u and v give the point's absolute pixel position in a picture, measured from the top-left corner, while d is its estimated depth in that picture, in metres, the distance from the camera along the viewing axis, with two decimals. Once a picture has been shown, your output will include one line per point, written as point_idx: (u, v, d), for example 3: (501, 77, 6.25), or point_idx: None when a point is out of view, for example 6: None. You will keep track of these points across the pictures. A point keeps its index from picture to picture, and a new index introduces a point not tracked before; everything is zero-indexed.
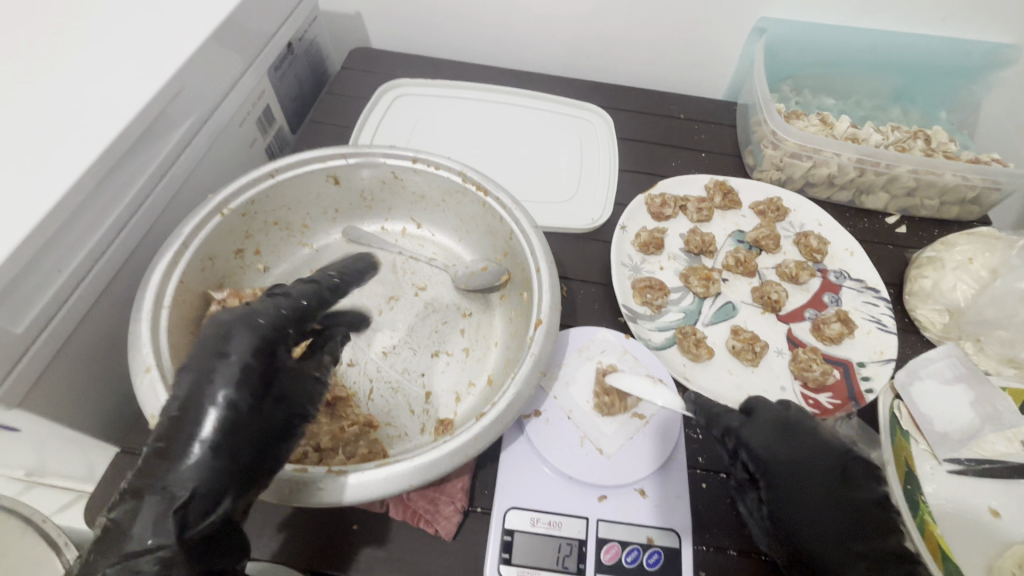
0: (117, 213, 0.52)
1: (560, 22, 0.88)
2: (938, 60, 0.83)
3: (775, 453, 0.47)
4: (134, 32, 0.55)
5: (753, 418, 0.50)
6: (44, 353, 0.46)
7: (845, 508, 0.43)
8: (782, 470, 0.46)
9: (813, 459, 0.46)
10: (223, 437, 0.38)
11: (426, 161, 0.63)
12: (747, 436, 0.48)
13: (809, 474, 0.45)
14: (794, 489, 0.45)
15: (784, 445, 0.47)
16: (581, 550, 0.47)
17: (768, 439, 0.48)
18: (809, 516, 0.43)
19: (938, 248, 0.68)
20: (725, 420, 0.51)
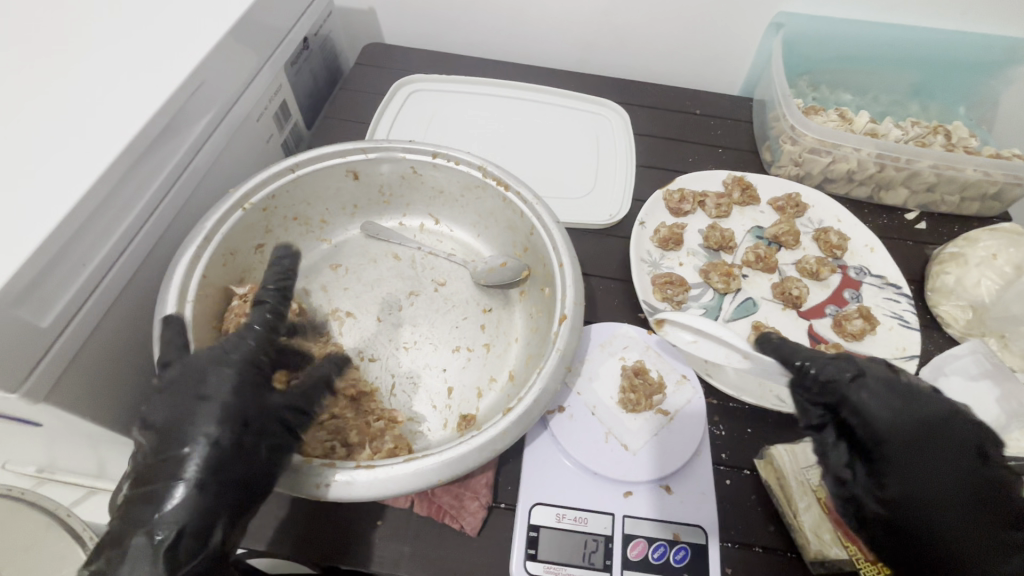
0: (140, 209, 0.52)
1: (575, 17, 0.87)
2: (957, 54, 0.82)
3: (902, 419, 0.42)
4: (156, 27, 0.55)
5: (868, 377, 0.45)
6: (69, 347, 0.46)
7: (971, 487, 0.39)
8: (904, 439, 0.41)
9: (942, 429, 0.41)
10: (204, 477, 0.40)
11: (446, 156, 0.63)
12: (862, 399, 0.43)
13: (936, 446, 0.41)
14: (919, 460, 0.40)
15: (907, 409, 0.42)
16: (607, 546, 0.47)
17: (888, 405, 0.43)
18: (935, 492, 0.39)
19: (961, 244, 0.67)
20: (835, 378, 0.45)
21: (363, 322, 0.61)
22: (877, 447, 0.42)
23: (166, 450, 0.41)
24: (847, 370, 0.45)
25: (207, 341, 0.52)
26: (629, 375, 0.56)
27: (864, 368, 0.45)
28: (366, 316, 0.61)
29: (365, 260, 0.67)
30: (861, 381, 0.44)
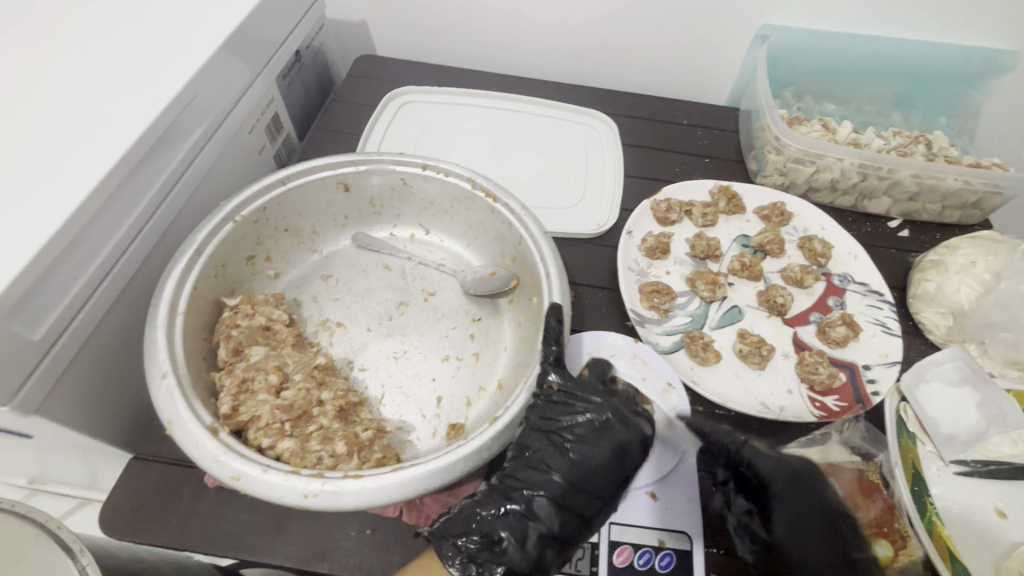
0: (131, 223, 0.52)
1: (565, 29, 0.89)
2: (938, 66, 0.84)
3: (782, 470, 0.47)
4: (154, 41, 0.56)
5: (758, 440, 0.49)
6: (61, 358, 0.47)
7: (832, 538, 0.43)
8: (778, 494, 0.46)
9: (811, 485, 0.46)
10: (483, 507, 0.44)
11: (435, 168, 0.64)
12: (754, 456, 0.48)
13: (805, 502, 0.45)
14: (788, 512, 0.45)
15: (775, 467, 0.47)
16: (593, 553, 0.48)
17: (774, 462, 0.47)
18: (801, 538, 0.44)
19: (941, 252, 0.68)
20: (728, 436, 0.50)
21: (354, 332, 0.61)
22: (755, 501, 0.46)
23: (540, 479, 0.47)
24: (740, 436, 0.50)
25: (197, 352, 0.53)
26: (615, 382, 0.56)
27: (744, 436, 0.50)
28: (356, 327, 0.62)
29: (355, 270, 0.67)
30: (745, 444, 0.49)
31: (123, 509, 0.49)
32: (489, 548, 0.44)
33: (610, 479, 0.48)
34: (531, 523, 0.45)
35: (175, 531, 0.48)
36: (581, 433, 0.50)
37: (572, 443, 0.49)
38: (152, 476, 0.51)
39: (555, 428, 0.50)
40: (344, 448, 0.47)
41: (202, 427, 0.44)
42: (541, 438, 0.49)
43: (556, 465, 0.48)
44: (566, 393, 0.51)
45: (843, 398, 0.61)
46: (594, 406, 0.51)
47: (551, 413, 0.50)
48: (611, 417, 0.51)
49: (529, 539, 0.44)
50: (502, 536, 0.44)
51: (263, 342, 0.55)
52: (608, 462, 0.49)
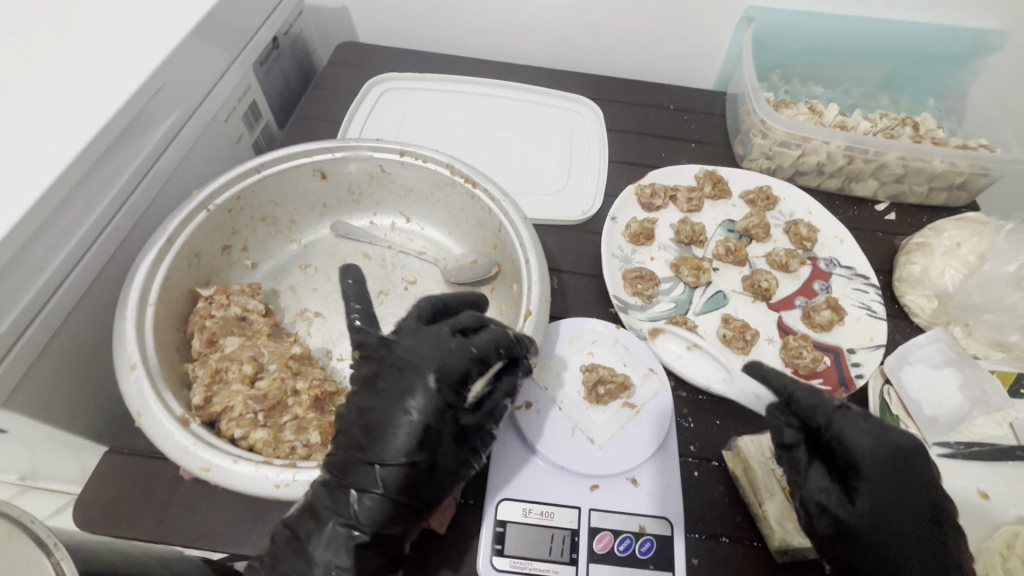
0: (98, 214, 0.51)
1: (549, 13, 0.87)
2: (927, 47, 0.83)
3: (883, 450, 0.43)
4: (127, 23, 0.55)
5: (852, 409, 0.45)
6: (29, 350, 0.46)
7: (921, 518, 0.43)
8: (880, 467, 0.43)
9: (914, 465, 0.44)
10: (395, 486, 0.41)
11: (413, 154, 0.64)
12: (852, 432, 0.44)
13: (906, 476, 0.43)
14: (893, 489, 0.43)
15: (884, 437, 0.44)
16: (573, 540, 0.47)
17: (872, 440, 0.43)
18: (898, 514, 0.43)
19: (927, 235, 0.68)
20: (823, 409, 0.45)
21: (333, 322, 0.61)
22: (857, 473, 0.43)
23: (363, 443, 0.42)
24: (834, 403, 0.45)
25: (171, 343, 0.52)
26: (599, 369, 0.55)
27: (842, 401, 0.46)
28: (335, 316, 0.61)
29: (334, 260, 0.66)
30: (845, 413, 0.45)
31: (98, 503, 0.49)
32: (319, 517, 0.41)
33: (433, 438, 0.42)
34: (356, 486, 0.41)
35: (151, 524, 0.48)
36: (408, 392, 0.43)
37: (401, 400, 0.43)
38: (127, 470, 0.51)
39: (372, 392, 0.44)
40: (318, 437, 0.47)
41: (173, 419, 0.44)
42: (366, 401, 0.44)
43: (387, 427, 0.42)
44: (389, 355, 0.46)
45: (827, 381, 0.60)
46: (422, 352, 0.45)
47: (377, 378, 0.45)
48: (438, 362, 0.44)
49: (365, 509, 0.41)
50: (329, 502, 0.41)
51: (238, 332, 0.54)
52: (438, 416, 0.42)
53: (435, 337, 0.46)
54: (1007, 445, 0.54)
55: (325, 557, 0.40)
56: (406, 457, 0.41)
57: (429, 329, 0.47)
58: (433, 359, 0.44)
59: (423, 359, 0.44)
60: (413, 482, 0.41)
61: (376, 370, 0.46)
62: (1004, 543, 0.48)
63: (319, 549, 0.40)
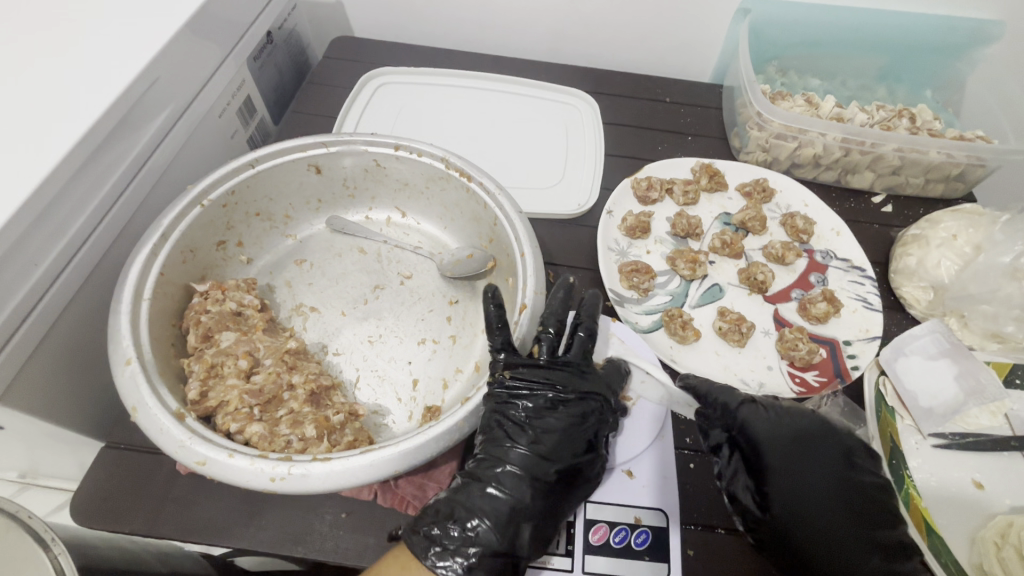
0: (91, 211, 0.51)
1: (544, 6, 0.86)
2: (923, 38, 0.82)
3: (779, 431, 0.48)
4: (119, 18, 0.55)
5: (754, 400, 0.50)
6: (23, 347, 0.46)
7: (843, 497, 0.46)
8: (784, 453, 0.47)
9: (819, 442, 0.48)
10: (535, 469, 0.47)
11: (408, 148, 0.63)
12: (751, 420, 0.49)
13: (823, 457, 0.47)
14: (803, 474, 0.46)
15: (788, 424, 0.49)
16: (569, 532, 0.48)
17: (770, 425, 0.49)
18: (811, 498, 0.46)
19: (923, 226, 0.68)
20: (725, 400, 0.50)
21: (329, 317, 0.61)
22: (762, 461, 0.47)
23: (541, 453, 0.47)
24: (738, 396, 0.51)
25: (166, 338, 0.52)
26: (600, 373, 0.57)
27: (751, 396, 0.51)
28: (331, 311, 0.61)
29: (330, 255, 0.66)
30: (751, 404, 0.50)
31: (95, 498, 0.49)
32: (496, 508, 0.45)
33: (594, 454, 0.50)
34: (527, 475, 0.46)
35: (147, 518, 0.48)
36: (585, 414, 0.50)
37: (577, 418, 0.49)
38: (122, 467, 0.51)
39: (541, 410, 0.49)
40: (314, 432, 0.47)
41: (168, 413, 0.44)
42: (535, 416, 0.49)
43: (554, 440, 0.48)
44: (559, 379, 0.50)
45: (823, 373, 0.61)
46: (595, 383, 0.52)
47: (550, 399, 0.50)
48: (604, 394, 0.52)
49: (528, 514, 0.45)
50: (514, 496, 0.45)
51: (234, 327, 0.54)
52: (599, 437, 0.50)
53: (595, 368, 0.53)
54: (1001, 435, 0.55)
55: (497, 541, 0.43)
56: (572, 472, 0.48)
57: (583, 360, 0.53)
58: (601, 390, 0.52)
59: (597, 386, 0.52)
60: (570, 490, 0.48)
61: (543, 392, 0.50)
62: (997, 532, 0.48)
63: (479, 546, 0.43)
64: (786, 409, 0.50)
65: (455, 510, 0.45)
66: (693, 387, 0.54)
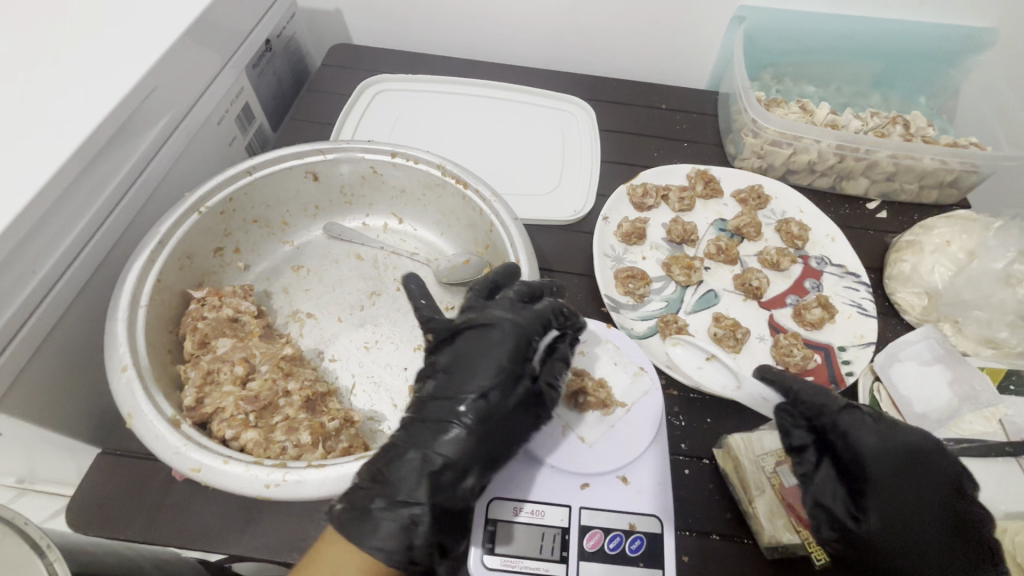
0: (89, 219, 0.51)
1: (540, 15, 0.87)
2: (917, 45, 0.83)
3: (890, 446, 0.42)
4: (120, 27, 0.55)
5: (857, 406, 0.44)
6: (20, 354, 0.46)
7: (949, 521, 0.42)
8: (889, 470, 0.42)
9: (930, 460, 0.43)
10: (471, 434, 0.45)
11: (405, 155, 0.64)
12: (857, 430, 0.43)
13: (926, 474, 0.42)
14: (907, 494, 0.42)
15: (893, 435, 0.43)
16: (563, 538, 0.47)
17: (878, 437, 0.43)
18: (916, 517, 0.41)
19: (917, 232, 0.68)
20: (828, 407, 0.44)
21: (325, 323, 0.61)
22: (866, 477, 0.42)
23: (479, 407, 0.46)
24: (837, 399, 0.45)
25: (163, 345, 0.52)
26: (588, 381, 0.55)
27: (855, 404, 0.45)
28: (327, 317, 0.61)
29: (327, 261, 0.67)
30: (853, 411, 0.44)
31: (90, 506, 0.49)
32: (398, 458, 0.43)
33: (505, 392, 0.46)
34: (459, 429, 0.44)
35: (143, 525, 0.48)
36: (486, 354, 0.48)
37: (479, 360, 0.48)
38: (118, 474, 0.51)
39: (454, 356, 0.49)
40: (309, 437, 0.47)
41: (164, 419, 0.44)
42: (444, 362, 0.49)
43: (461, 384, 0.47)
44: (465, 324, 0.50)
45: (818, 379, 0.61)
46: (497, 322, 0.50)
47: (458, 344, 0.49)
48: (505, 331, 0.49)
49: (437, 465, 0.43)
50: (417, 447, 0.44)
51: (231, 333, 0.55)
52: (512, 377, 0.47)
53: (507, 307, 0.51)
54: (996, 440, 0.54)
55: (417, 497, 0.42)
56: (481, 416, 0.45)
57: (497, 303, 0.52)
58: (506, 327, 0.49)
59: (501, 325, 0.49)
60: (483, 434, 0.45)
61: (455, 340, 0.50)
62: (992, 538, 0.48)
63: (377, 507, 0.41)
64: (883, 417, 0.44)
65: (373, 469, 0.43)
66: (774, 381, 0.48)
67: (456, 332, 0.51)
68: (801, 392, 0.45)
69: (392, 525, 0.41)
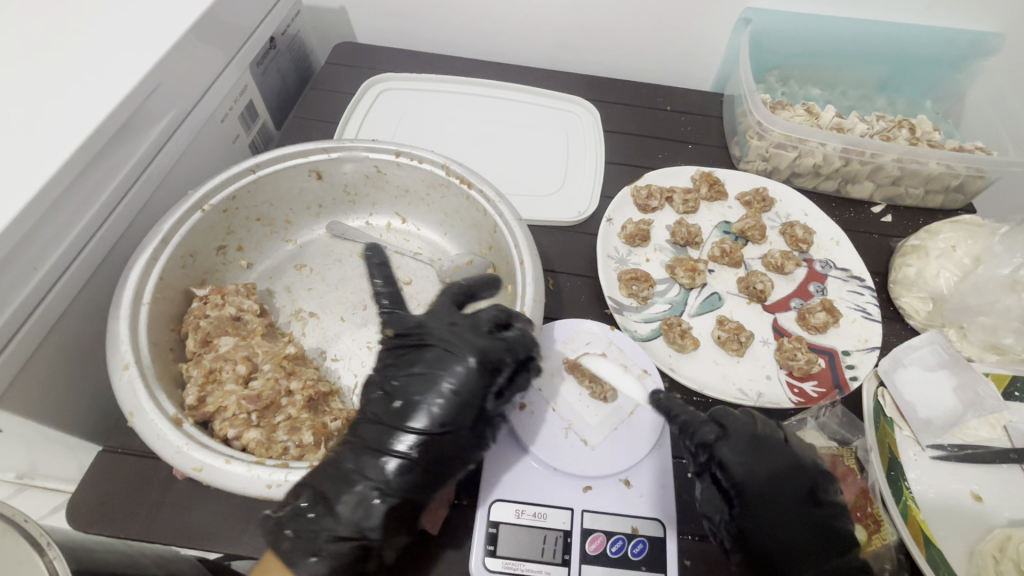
0: (93, 214, 0.51)
1: (547, 14, 0.87)
2: (924, 48, 0.83)
3: (756, 470, 0.47)
4: (130, 21, 0.55)
5: (728, 433, 0.49)
6: (24, 347, 0.46)
7: (814, 532, 0.46)
8: (759, 489, 0.47)
9: (784, 479, 0.47)
10: (427, 446, 0.45)
11: (409, 154, 0.63)
12: (726, 451, 0.48)
13: (788, 492, 0.47)
14: (774, 510, 0.46)
15: (761, 460, 0.48)
16: (565, 541, 0.47)
17: (743, 456, 0.48)
18: (782, 534, 0.45)
19: (922, 237, 0.68)
20: (703, 428, 0.49)
21: (328, 323, 0.61)
22: (738, 497, 0.46)
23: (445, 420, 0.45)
24: (709, 428, 0.49)
25: (165, 343, 0.52)
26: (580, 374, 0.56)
27: (726, 424, 0.50)
28: (330, 317, 0.61)
29: (330, 260, 0.66)
30: (724, 437, 0.49)
31: (91, 502, 0.49)
32: (368, 460, 0.44)
33: (469, 410, 0.46)
34: (424, 441, 0.45)
35: (144, 521, 0.48)
36: (465, 366, 0.47)
37: (441, 374, 0.47)
38: (123, 468, 0.51)
39: (421, 366, 0.48)
40: (311, 438, 0.47)
41: (166, 418, 0.44)
42: (399, 376, 0.49)
43: (423, 397, 0.46)
44: (426, 345, 0.50)
45: (822, 383, 0.61)
46: (458, 343, 0.49)
47: (438, 357, 0.48)
48: (489, 352, 0.48)
49: (393, 474, 0.44)
50: (381, 451, 0.44)
51: (232, 332, 0.54)
52: (472, 394, 0.47)
53: (474, 332, 0.49)
54: (1000, 447, 0.54)
55: (394, 494, 0.43)
56: (440, 427, 0.45)
57: (464, 322, 0.51)
58: (466, 351, 0.48)
59: (463, 345, 0.48)
60: (454, 450, 0.46)
61: (411, 357, 0.50)
62: (996, 545, 0.47)
63: (344, 507, 0.42)
64: (769, 438, 0.49)
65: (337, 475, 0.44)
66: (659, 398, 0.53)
67: (440, 346, 0.49)
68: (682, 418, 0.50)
69: (370, 519, 0.42)
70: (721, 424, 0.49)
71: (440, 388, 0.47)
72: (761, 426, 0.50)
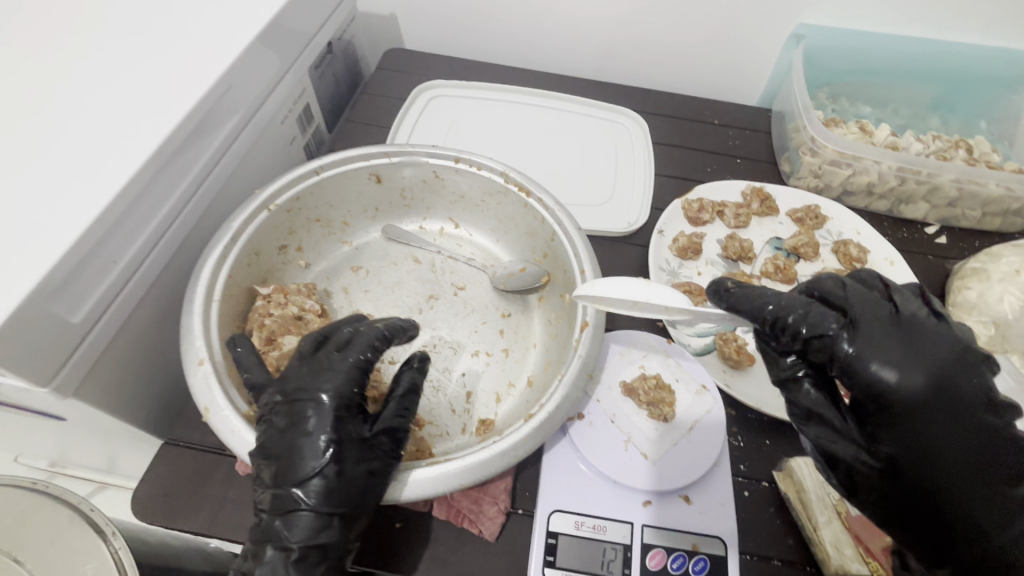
0: (167, 210, 0.52)
1: (597, 26, 0.88)
2: (980, 67, 0.82)
3: (907, 371, 0.41)
4: (207, 24, 0.57)
5: (858, 325, 0.42)
6: (102, 340, 0.47)
7: (969, 437, 0.40)
8: (910, 391, 0.41)
9: (941, 374, 0.41)
10: (325, 490, 0.41)
11: (468, 161, 0.64)
12: (859, 352, 0.42)
13: (943, 392, 0.41)
14: (927, 418, 0.40)
15: (911, 355, 0.41)
16: (626, 555, 0.47)
17: (887, 353, 0.41)
18: (932, 441, 0.40)
19: (983, 260, 0.67)
20: (824, 325, 0.43)
21: None
22: (873, 404, 0.42)
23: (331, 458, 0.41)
24: (833, 324, 0.43)
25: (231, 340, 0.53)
26: (641, 389, 0.55)
27: (858, 317, 0.43)
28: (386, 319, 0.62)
29: (385, 263, 0.67)
30: (852, 332, 0.42)
31: (154, 496, 0.49)
32: (276, 520, 0.41)
33: (349, 443, 0.42)
34: (313, 488, 0.40)
35: (208, 516, 0.49)
36: (324, 400, 0.43)
37: (302, 417, 0.42)
38: (185, 464, 0.51)
39: (281, 406, 0.43)
40: None
41: (240, 415, 0.44)
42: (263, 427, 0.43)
43: (297, 443, 0.42)
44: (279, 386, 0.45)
45: None
46: (306, 381, 0.44)
47: (294, 395, 0.43)
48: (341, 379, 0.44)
49: (299, 528, 0.40)
50: (281, 506, 0.41)
51: (295, 331, 0.55)
52: (340, 428, 0.43)
53: (320, 364, 0.45)
54: None
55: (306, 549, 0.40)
56: (325, 466, 0.41)
57: (313, 353, 0.46)
58: (320, 386, 0.44)
59: (314, 381, 0.44)
60: (350, 488, 0.41)
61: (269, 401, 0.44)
62: None
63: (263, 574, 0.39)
64: (911, 320, 0.43)
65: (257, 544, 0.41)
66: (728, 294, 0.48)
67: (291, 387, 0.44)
68: (791, 319, 0.44)
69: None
70: (852, 316, 0.43)
71: (309, 431, 0.42)
72: (903, 311, 0.43)
